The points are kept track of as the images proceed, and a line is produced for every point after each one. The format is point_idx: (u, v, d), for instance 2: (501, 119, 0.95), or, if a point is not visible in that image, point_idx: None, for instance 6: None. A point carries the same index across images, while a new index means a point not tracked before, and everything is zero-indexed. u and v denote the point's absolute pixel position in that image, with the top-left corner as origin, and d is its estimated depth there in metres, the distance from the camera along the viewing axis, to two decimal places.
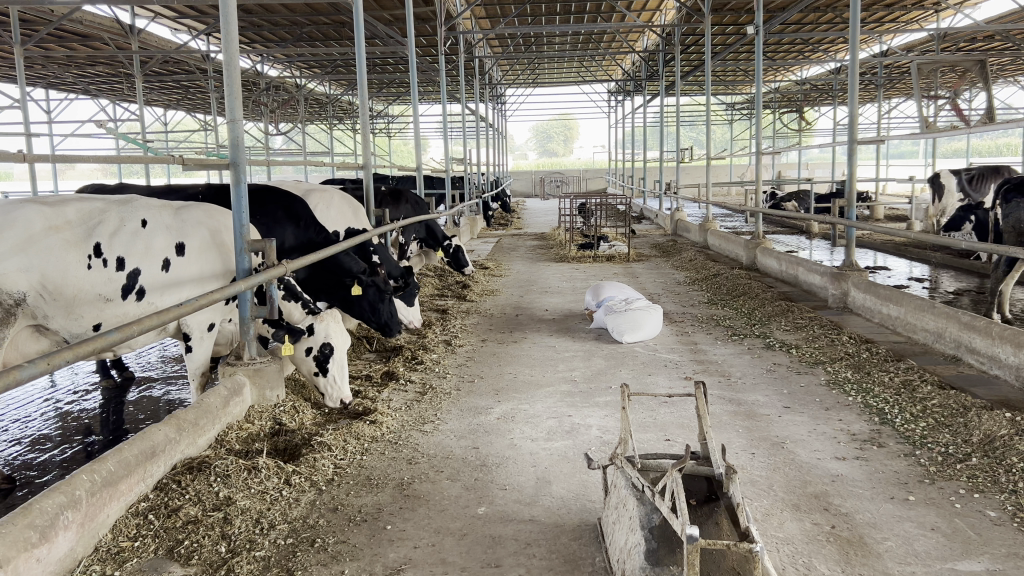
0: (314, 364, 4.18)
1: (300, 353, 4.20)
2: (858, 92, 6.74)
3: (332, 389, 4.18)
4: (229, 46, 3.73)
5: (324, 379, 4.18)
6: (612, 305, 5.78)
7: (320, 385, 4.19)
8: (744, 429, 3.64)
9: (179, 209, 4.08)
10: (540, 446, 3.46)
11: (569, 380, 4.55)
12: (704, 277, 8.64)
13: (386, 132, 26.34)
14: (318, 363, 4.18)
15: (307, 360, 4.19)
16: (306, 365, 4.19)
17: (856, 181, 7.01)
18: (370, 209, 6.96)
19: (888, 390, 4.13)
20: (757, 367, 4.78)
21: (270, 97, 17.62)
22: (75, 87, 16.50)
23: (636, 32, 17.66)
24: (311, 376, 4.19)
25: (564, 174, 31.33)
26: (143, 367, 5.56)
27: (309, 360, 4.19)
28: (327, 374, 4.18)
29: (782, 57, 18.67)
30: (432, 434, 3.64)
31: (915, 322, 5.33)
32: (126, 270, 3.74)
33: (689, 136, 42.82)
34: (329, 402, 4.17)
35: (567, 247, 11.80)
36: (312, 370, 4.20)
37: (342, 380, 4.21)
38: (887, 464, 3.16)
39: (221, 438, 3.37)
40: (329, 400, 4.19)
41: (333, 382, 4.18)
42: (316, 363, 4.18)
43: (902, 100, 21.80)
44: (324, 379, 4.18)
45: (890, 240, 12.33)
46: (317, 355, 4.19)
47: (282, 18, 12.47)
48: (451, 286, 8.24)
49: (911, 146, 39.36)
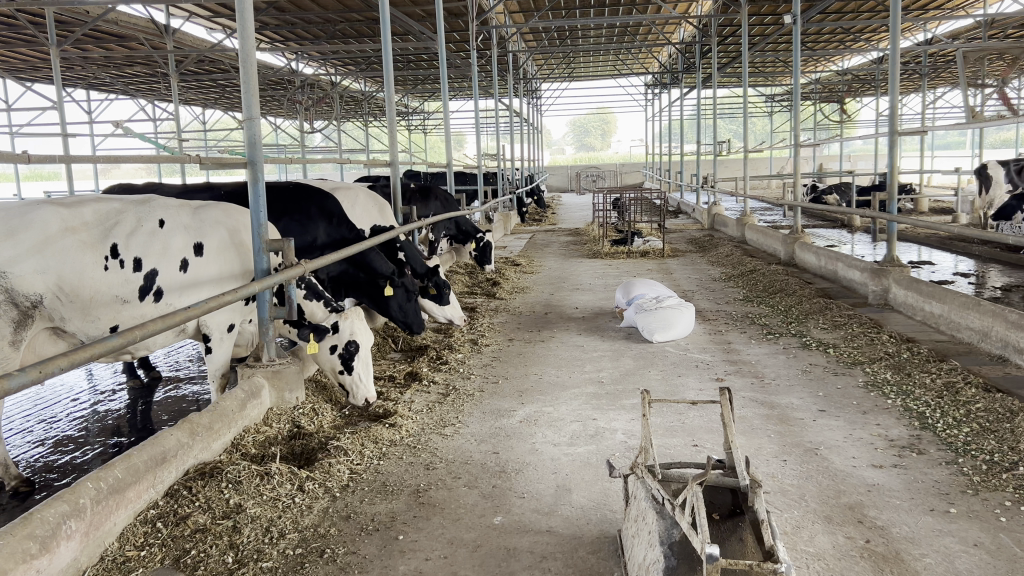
0: (339, 362, 4.11)
1: (325, 352, 4.12)
2: (897, 81, 6.37)
3: (358, 387, 4.12)
4: (246, 43, 3.67)
5: (349, 378, 4.12)
6: (642, 304, 5.64)
7: (345, 383, 4.13)
8: (776, 433, 3.49)
9: (198, 208, 4.03)
10: (562, 451, 3.35)
11: (596, 381, 4.43)
12: (740, 273, 8.44)
13: (421, 128, 26.36)
14: (342, 361, 4.11)
15: (332, 358, 4.12)
16: (330, 363, 4.12)
17: (898, 174, 6.75)
18: (397, 207, 6.88)
19: (930, 393, 3.94)
20: (792, 368, 4.61)
21: (305, 95, 17.68)
22: (114, 87, 16.72)
23: (672, 23, 17.40)
24: (336, 374, 4.12)
25: (600, 168, 31.07)
26: (171, 367, 5.55)
27: (333, 358, 4.12)
28: (352, 372, 4.11)
29: (823, 46, 18.22)
30: (452, 438, 3.55)
31: (959, 321, 5.12)
32: (143, 271, 3.70)
33: (727, 128, 42.20)
34: (356, 400, 4.10)
35: (601, 243, 11.64)
36: (337, 368, 4.13)
37: (368, 376, 4.14)
38: (927, 472, 3.00)
39: (237, 442, 3.32)
40: (355, 398, 4.12)
41: (359, 380, 4.12)
42: (341, 361, 4.12)
43: (947, 90, 21.23)
44: (349, 377, 4.12)
45: (935, 233, 11.98)
46: (342, 354, 4.12)
47: (314, 16, 12.46)
48: (482, 284, 8.15)
49: (956, 135, 38.41)
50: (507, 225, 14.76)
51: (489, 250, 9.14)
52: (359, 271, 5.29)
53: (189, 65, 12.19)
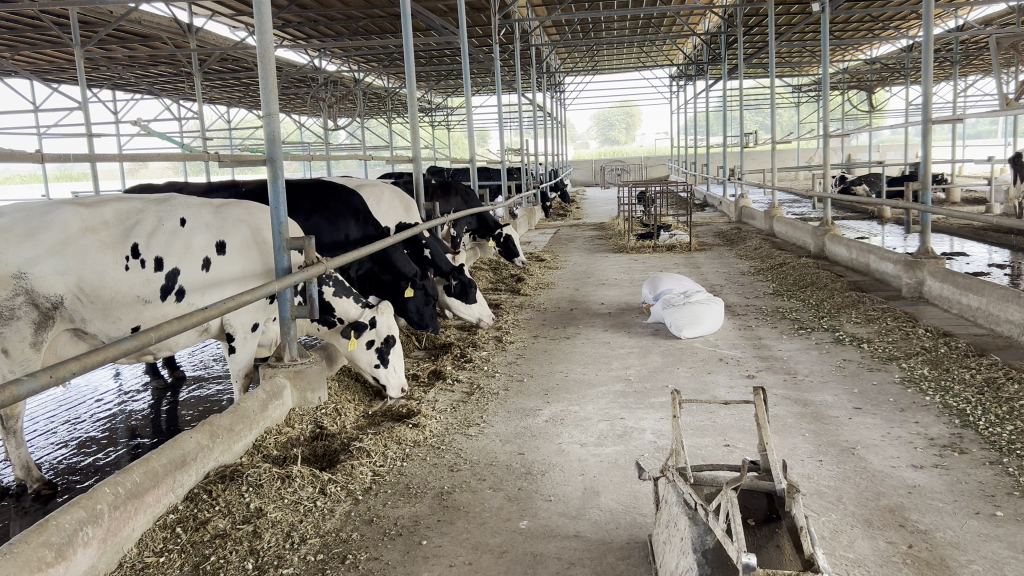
0: (376, 356, 4.16)
1: (361, 345, 4.15)
2: (932, 69, 6.19)
3: (393, 380, 4.15)
4: (263, 37, 3.61)
5: (384, 371, 4.16)
6: (670, 299, 5.53)
7: (380, 376, 4.16)
8: (810, 432, 3.38)
9: (220, 207, 3.97)
10: (589, 452, 3.26)
11: (623, 379, 4.34)
12: (768, 266, 8.30)
13: (445, 124, 26.33)
14: (379, 355, 4.16)
15: (369, 352, 4.16)
16: (367, 358, 4.15)
17: (931, 163, 6.56)
18: (421, 203, 6.81)
19: (970, 389, 3.81)
20: (825, 364, 4.48)
21: (328, 92, 17.71)
22: (139, 87, 16.85)
23: (696, 14, 17.23)
24: (372, 368, 4.15)
25: (625, 162, 30.86)
26: (195, 366, 5.52)
27: (370, 352, 4.15)
28: (387, 365, 4.16)
29: (851, 35, 17.96)
30: (477, 438, 3.48)
31: (998, 314, 4.97)
32: (165, 270, 3.65)
33: (753, 119, 41.79)
34: (392, 390, 4.14)
35: (627, 236, 11.52)
36: (372, 362, 4.16)
37: (401, 371, 4.20)
38: (971, 473, 2.87)
39: (259, 444, 3.27)
40: (391, 390, 4.15)
41: (394, 373, 4.17)
42: (377, 355, 4.16)
43: (978, 77, 20.85)
44: (384, 371, 4.16)
45: (969, 224, 11.74)
46: (379, 348, 4.17)
47: (337, 13, 12.44)
48: (506, 280, 8.07)
49: (988, 124, 37.82)
50: (531, 220, 14.69)
51: (515, 240, 9.19)
52: (384, 271, 5.24)
53: (213, 64, 12.20)
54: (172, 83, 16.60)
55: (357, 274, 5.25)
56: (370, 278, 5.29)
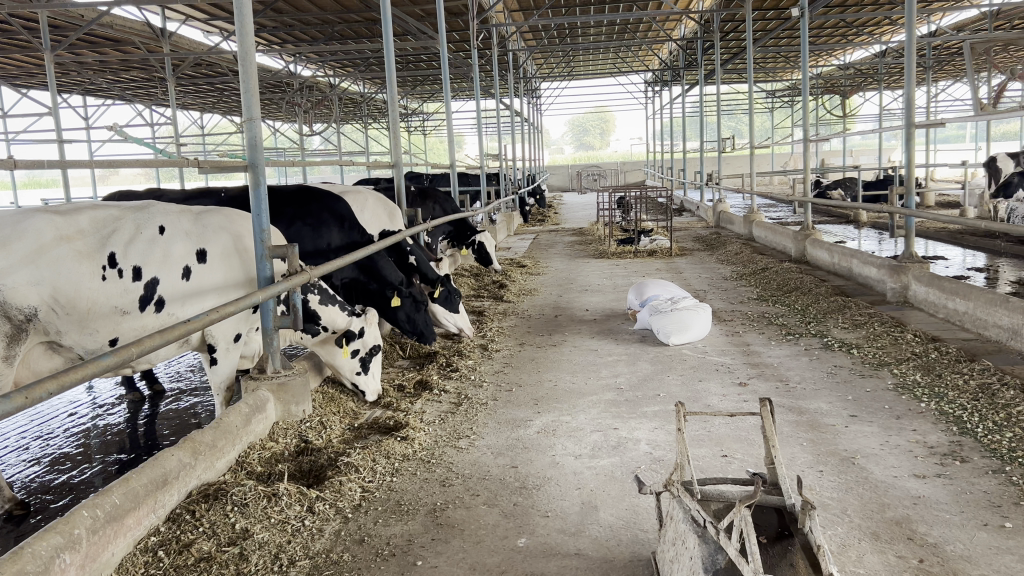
0: (359, 363, 4.23)
1: (346, 352, 4.21)
2: (914, 73, 6.17)
3: (371, 386, 4.23)
4: (244, 40, 3.50)
5: (364, 377, 4.22)
6: (657, 305, 5.47)
7: (360, 383, 4.22)
8: (809, 441, 3.32)
9: (200, 214, 3.84)
10: (585, 465, 3.18)
11: (613, 388, 4.26)
12: (751, 271, 8.27)
13: (421, 130, 26.22)
14: (362, 362, 4.23)
15: (352, 360, 4.22)
16: (349, 364, 4.21)
17: (915, 167, 6.54)
18: (403, 210, 6.70)
19: (965, 395, 3.77)
20: (816, 371, 4.43)
21: (303, 97, 17.55)
22: (110, 93, 16.59)
23: (673, 19, 17.26)
24: (353, 374, 4.21)
25: (602, 167, 30.89)
26: (172, 378, 5.37)
27: (354, 359, 4.22)
28: (368, 372, 4.24)
29: (826, 41, 18.07)
30: (468, 451, 3.38)
31: (985, 318, 4.96)
32: (144, 280, 3.52)
33: (727, 124, 42.03)
34: (369, 394, 4.20)
35: (607, 242, 11.47)
36: (354, 369, 4.22)
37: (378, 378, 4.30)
38: (975, 483, 2.82)
39: (243, 460, 3.15)
40: (369, 394, 4.20)
41: (373, 379, 4.24)
42: (360, 362, 4.23)
43: (949, 82, 21.10)
44: (364, 378, 4.23)
45: (946, 229, 11.81)
46: (363, 355, 4.25)
47: (313, 17, 12.31)
48: (488, 286, 7.98)
49: (957, 129, 38.32)
50: (510, 225, 14.61)
51: (488, 247, 9.08)
52: (369, 279, 5.13)
53: (186, 69, 11.98)
54: (144, 89, 16.37)
55: (341, 282, 5.13)
56: (355, 287, 5.17)
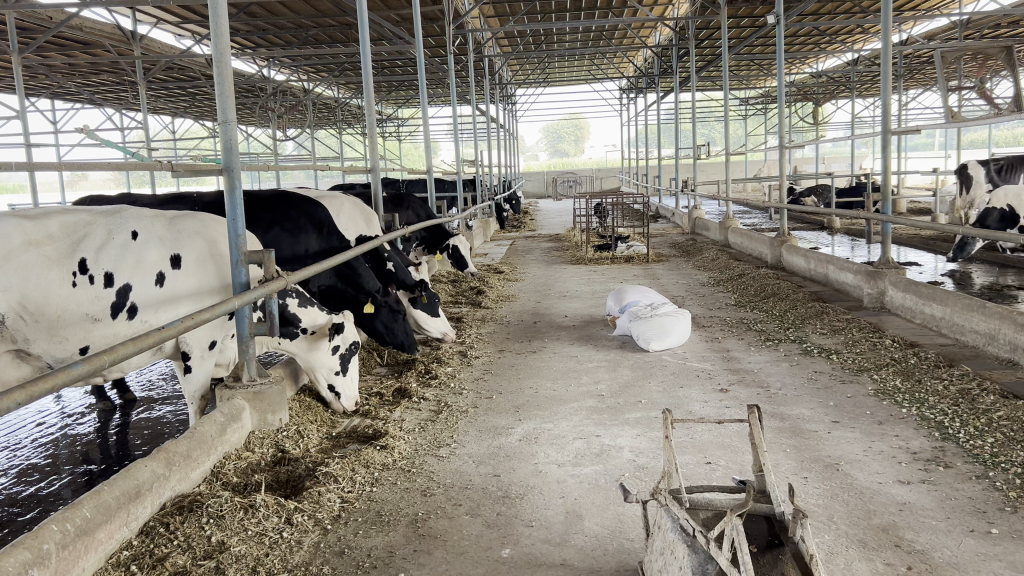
0: (338, 362, 4.14)
1: (326, 351, 4.12)
2: (890, 80, 6.19)
3: (348, 390, 4.13)
4: (220, 42, 3.43)
5: (342, 379, 4.13)
6: (637, 311, 5.45)
7: (336, 384, 4.11)
8: (793, 447, 3.31)
9: (173, 219, 3.75)
10: (568, 473, 3.13)
11: (595, 395, 4.22)
12: (728, 277, 8.29)
13: (397, 135, 26.14)
14: (341, 362, 4.14)
15: (331, 359, 4.12)
16: (328, 363, 4.12)
17: (891, 174, 6.57)
18: (380, 215, 6.62)
19: (945, 401, 3.78)
20: (796, 377, 4.43)
21: (277, 102, 17.44)
22: (80, 97, 16.38)
23: (648, 26, 17.35)
24: (332, 375, 4.11)
25: (577, 174, 30.96)
26: (144, 387, 5.26)
27: (333, 358, 4.13)
28: (346, 373, 4.15)
29: (799, 49, 18.24)
30: (449, 460, 3.33)
31: (962, 323, 4.99)
32: (116, 286, 3.42)
33: (701, 131, 42.30)
34: (346, 400, 4.11)
35: (584, 248, 11.46)
36: (332, 370, 4.12)
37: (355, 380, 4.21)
38: (959, 488, 2.81)
39: (217, 470, 3.08)
40: (345, 401, 4.11)
41: (351, 382, 4.15)
42: (339, 362, 4.14)
43: (920, 90, 21.39)
44: (342, 380, 4.13)
45: (919, 235, 11.92)
46: (342, 355, 4.16)
47: (287, 21, 12.23)
48: (466, 292, 7.93)
49: (926, 138, 38.83)
50: (487, 231, 14.58)
51: (461, 250, 9.08)
52: (348, 285, 5.07)
53: (157, 73, 11.82)
54: (115, 92, 16.16)
55: (319, 289, 5.06)
56: (334, 294, 5.11)
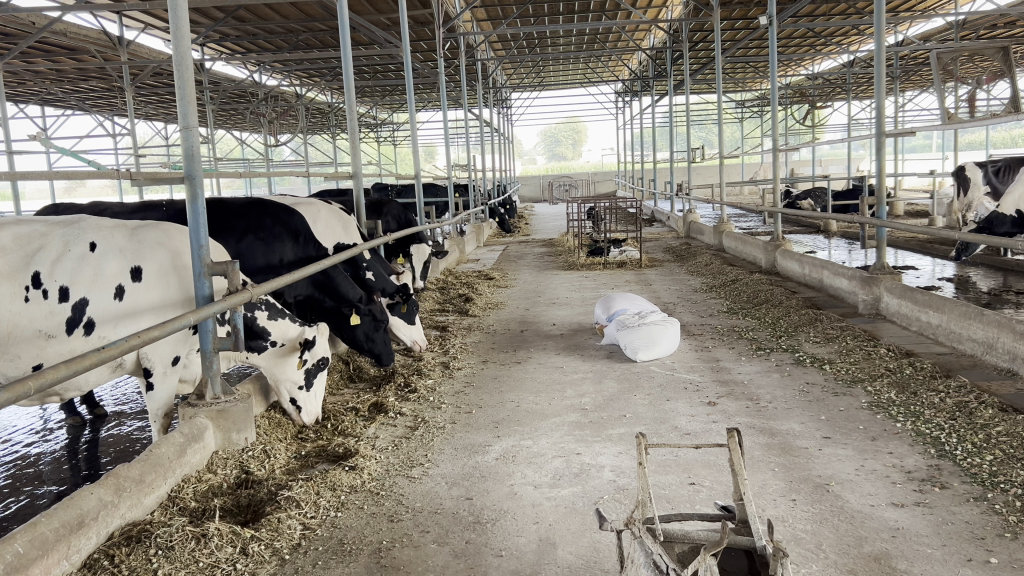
0: (302, 377, 4.01)
1: (294, 363, 4.02)
2: (885, 81, 6.03)
3: (309, 406, 3.99)
4: (180, 44, 3.27)
5: (304, 395, 4.00)
6: (624, 320, 5.29)
7: (298, 399, 3.98)
8: (781, 466, 3.15)
9: (137, 229, 3.57)
10: (544, 495, 2.98)
11: (578, 409, 4.06)
12: (721, 283, 8.14)
13: (391, 139, 26.02)
14: (305, 377, 4.02)
15: (296, 372, 4.01)
16: (292, 377, 4.00)
17: (886, 176, 6.41)
18: (361, 222, 6.46)
19: (942, 414, 3.62)
20: (787, 389, 4.26)
21: (269, 107, 17.30)
22: (69, 103, 16.24)
23: (642, 28, 17.21)
24: (294, 390, 3.98)
25: (573, 177, 30.83)
26: (116, 402, 5.07)
27: (298, 372, 4.01)
28: (309, 389, 4.01)
29: (795, 51, 18.11)
30: (421, 481, 3.17)
31: (959, 331, 4.83)
32: (71, 300, 3.25)
33: (698, 134, 42.18)
34: (305, 417, 3.97)
35: (576, 253, 11.28)
36: (296, 383, 4.00)
37: (318, 397, 4.06)
38: (955, 512, 2.66)
39: (175, 494, 2.92)
40: (305, 415, 3.97)
41: (313, 399, 4.02)
42: (304, 377, 4.02)
43: (917, 92, 21.23)
44: (304, 396, 4.00)
45: (916, 238, 11.75)
46: (308, 369, 4.04)
47: (277, 25, 12.08)
48: (454, 300, 7.77)
49: (922, 140, 38.58)
50: (480, 237, 14.43)
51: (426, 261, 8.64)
52: (326, 295, 4.92)
53: (144, 78, 11.64)
54: (104, 99, 16.02)
55: (295, 299, 4.90)
56: (311, 304, 4.95)
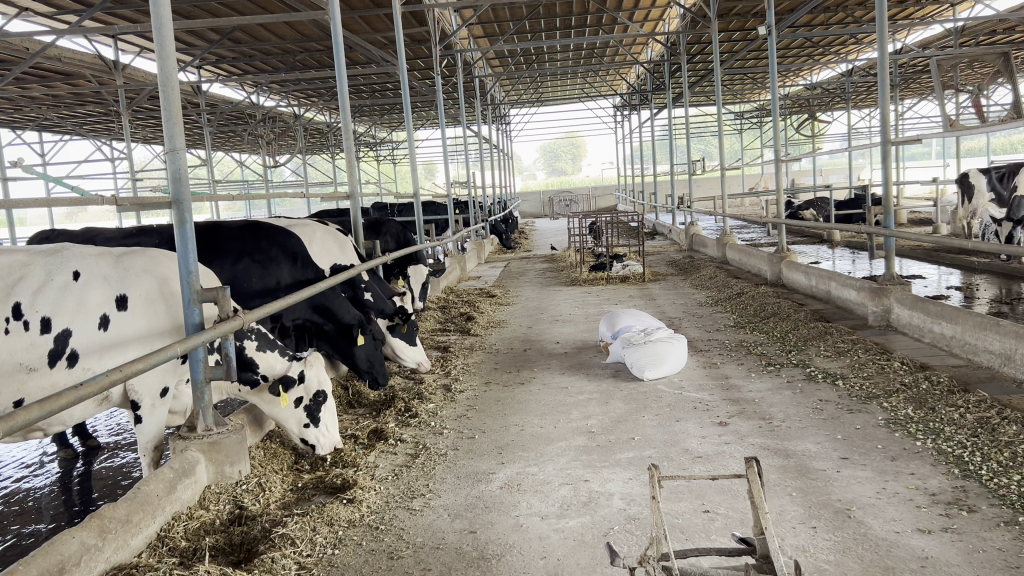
0: (305, 415, 3.78)
1: (290, 406, 3.76)
2: (889, 86, 5.90)
3: (324, 439, 3.82)
4: (165, 63, 3.16)
5: (315, 431, 3.80)
6: (630, 337, 5.16)
7: (310, 437, 3.80)
8: (798, 491, 3.01)
9: (122, 256, 3.46)
10: (551, 527, 2.84)
11: (585, 432, 3.92)
12: (727, 296, 8.01)
13: (391, 158, 25.98)
14: (309, 414, 3.78)
15: (297, 411, 3.77)
16: (295, 417, 3.78)
17: (893, 185, 6.28)
18: (359, 241, 6.33)
19: (963, 431, 3.48)
20: (800, 407, 4.12)
21: (267, 128, 17.26)
22: (66, 128, 16.22)
23: (638, 42, 17.20)
24: (302, 428, 3.78)
25: (573, 192, 30.81)
26: (110, 432, 4.92)
27: (299, 410, 3.77)
28: (319, 425, 3.80)
29: (792, 61, 18.08)
30: (422, 513, 3.04)
31: (975, 343, 4.70)
32: (53, 331, 3.12)
33: (698, 147, 42.22)
34: (324, 449, 3.81)
35: (579, 268, 11.17)
36: (302, 422, 3.79)
37: (333, 427, 3.85)
38: (986, 538, 2.51)
39: (164, 534, 2.78)
40: (321, 450, 3.81)
41: (324, 432, 3.82)
42: (307, 414, 3.78)
43: (916, 100, 21.18)
44: (315, 431, 3.80)
45: (921, 246, 11.63)
46: (309, 406, 3.78)
47: (273, 46, 12.04)
48: (455, 319, 7.64)
49: (922, 149, 38.47)
50: (480, 253, 14.33)
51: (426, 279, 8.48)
52: (326, 319, 4.81)
53: (140, 101, 11.57)
54: (101, 123, 15.98)
55: (293, 323, 4.79)
56: (309, 328, 4.84)
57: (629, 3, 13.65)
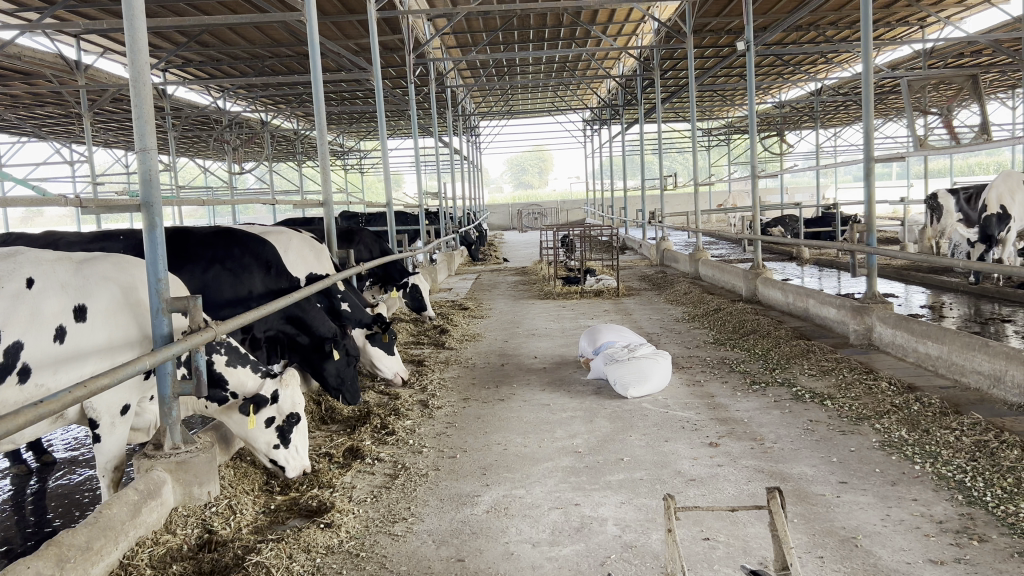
0: (276, 435, 3.56)
1: (260, 426, 3.55)
2: (873, 104, 5.85)
3: (294, 461, 3.59)
4: (136, 58, 2.95)
5: (284, 453, 3.58)
6: (613, 353, 5.04)
7: (279, 459, 3.58)
8: (799, 517, 2.89)
9: (80, 264, 3.24)
10: (544, 554, 2.68)
11: (571, 452, 3.78)
12: (703, 312, 7.93)
13: (359, 167, 25.71)
14: (280, 434, 3.57)
15: (268, 432, 3.56)
16: (264, 439, 3.56)
17: (876, 203, 6.22)
18: (333, 251, 6.14)
19: (961, 455, 3.39)
20: (791, 427, 4.00)
21: (233, 134, 16.94)
22: (24, 130, 15.76)
23: (612, 55, 17.19)
24: (270, 450, 3.56)
25: (541, 206, 30.75)
26: (66, 448, 4.66)
27: (269, 431, 3.56)
28: (289, 446, 3.58)
29: (763, 80, 18.19)
30: (405, 539, 2.86)
31: (962, 363, 4.64)
32: (4, 344, 2.86)
33: (666, 163, 42.47)
34: (292, 471, 3.58)
35: (551, 282, 11.05)
36: (271, 443, 3.57)
37: (304, 449, 3.64)
38: (1001, 570, 2.40)
39: (127, 562, 2.57)
40: (291, 472, 3.58)
41: (296, 454, 3.60)
42: (278, 435, 3.57)
43: (882, 121, 21.43)
44: (284, 453, 3.58)
45: (891, 266, 11.69)
46: (281, 427, 3.57)
47: (242, 50, 11.80)
48: (429, 331, 7.46)
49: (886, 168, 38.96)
50: (451, 265, 14.16)
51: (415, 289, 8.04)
52: (299, 331, 4.61)
53: (103, 102, 11.26)
54: (60, 125, 15.53)
55: (264, 335, 4.58)
56: (281, 340, 4.63)
57: (603, 17, 13.61)
